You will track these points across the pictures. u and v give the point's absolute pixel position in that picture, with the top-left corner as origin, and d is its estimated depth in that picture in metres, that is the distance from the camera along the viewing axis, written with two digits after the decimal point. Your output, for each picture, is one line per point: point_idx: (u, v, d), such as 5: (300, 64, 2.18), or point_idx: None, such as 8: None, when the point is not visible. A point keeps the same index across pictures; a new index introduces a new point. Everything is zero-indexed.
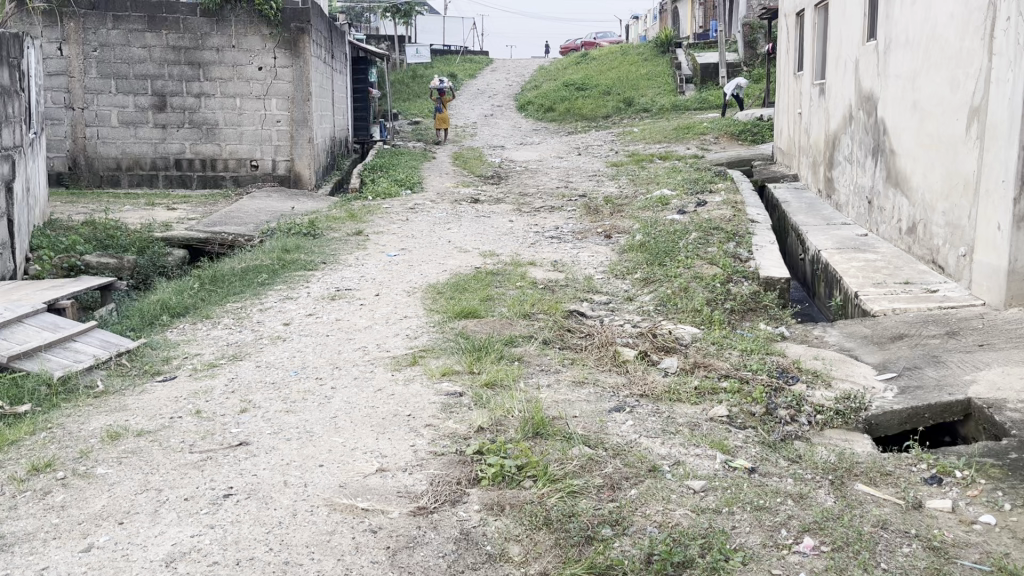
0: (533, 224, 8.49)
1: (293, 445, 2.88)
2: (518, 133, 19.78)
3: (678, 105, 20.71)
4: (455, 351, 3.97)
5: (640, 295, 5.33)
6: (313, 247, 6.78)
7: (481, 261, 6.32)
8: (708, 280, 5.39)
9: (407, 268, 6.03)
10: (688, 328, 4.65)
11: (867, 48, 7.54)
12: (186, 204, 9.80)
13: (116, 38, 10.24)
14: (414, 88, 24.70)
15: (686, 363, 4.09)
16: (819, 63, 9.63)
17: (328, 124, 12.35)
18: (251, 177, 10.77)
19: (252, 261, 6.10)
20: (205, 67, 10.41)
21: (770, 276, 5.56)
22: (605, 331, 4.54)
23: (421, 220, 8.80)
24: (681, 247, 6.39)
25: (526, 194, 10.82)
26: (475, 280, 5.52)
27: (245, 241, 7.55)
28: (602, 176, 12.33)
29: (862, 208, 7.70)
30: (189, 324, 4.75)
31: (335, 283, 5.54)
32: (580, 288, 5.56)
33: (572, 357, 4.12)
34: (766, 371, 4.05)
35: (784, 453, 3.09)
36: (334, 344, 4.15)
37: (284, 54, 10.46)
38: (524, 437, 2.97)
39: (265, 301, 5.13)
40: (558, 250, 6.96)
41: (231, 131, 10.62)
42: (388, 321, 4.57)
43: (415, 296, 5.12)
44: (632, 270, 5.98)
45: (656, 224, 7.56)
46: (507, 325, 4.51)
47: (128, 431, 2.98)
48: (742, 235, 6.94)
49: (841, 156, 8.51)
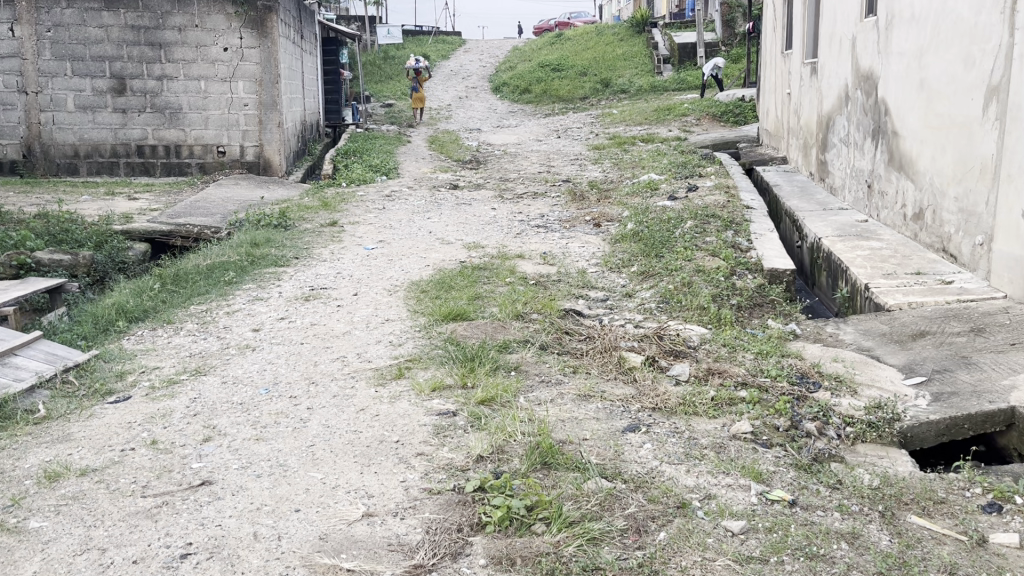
0: (517, 211, 8.10)
1: (264, 484, 2.48)
2: (494, 115, 19.31)
3: (656, 86, 20.32)
4: (445, 361, 3.57)
5: (639, 291, 4.97)
6: (285, 241, 6.34)
7: (466, 254, 5.92)
8: (711, 273, 5.04)
9: (387, 263, 5.61)
10: (694, 329, 4.29)
11: (866, 24, 7.20)
12: (148, 193, 9.28)
13: (71, 18, 9.67)
14: (387, 70, 24.12)
15: (699, 370, 3.73)
16: (811, 40, 9.30)
17: (298, 107, 11.83)
18: (218, 163, 10.25)
19: (219, 257, 5.65)
20: (167, 48, 9.84)
21: (775, 267, 5.22)
22: (607, 334, 4.16)
23: (399, 208, 8.37)
24: (677, 236, 6.03)
25: (507, 180, 10.40)
26: (461, 276, 5.12)
27: (211, 233, 7.07)
28: (585, 159, 11.94)
29: (860, 192, 7.39)
30: (147, 330, 4.32)
31: (308, 281, 5.12)
32: (574, 283, 5.18)
33: (574, 365, 3.74)
34: (786, 378, 3.70)
35: (823, 478, 2.73)
36: (309, 353, 3.73)
37: (250, 34, 9.90)
38: (530, 469, 2.57)
39: (232, 303, 4.71)
40: (546, 241, 6.57)
41: (196, 116, 10.08)
42: (368, 325, 4.16)
43: (397, 296, 4.71)
44: (627, 263, 5.61)
45: (647, 211, 7.21)
46: (500, 328, 4.12)
47: (70, 470, 2.56)
48: (739, 224, 6.58)
49: (836, 138, 8.20)
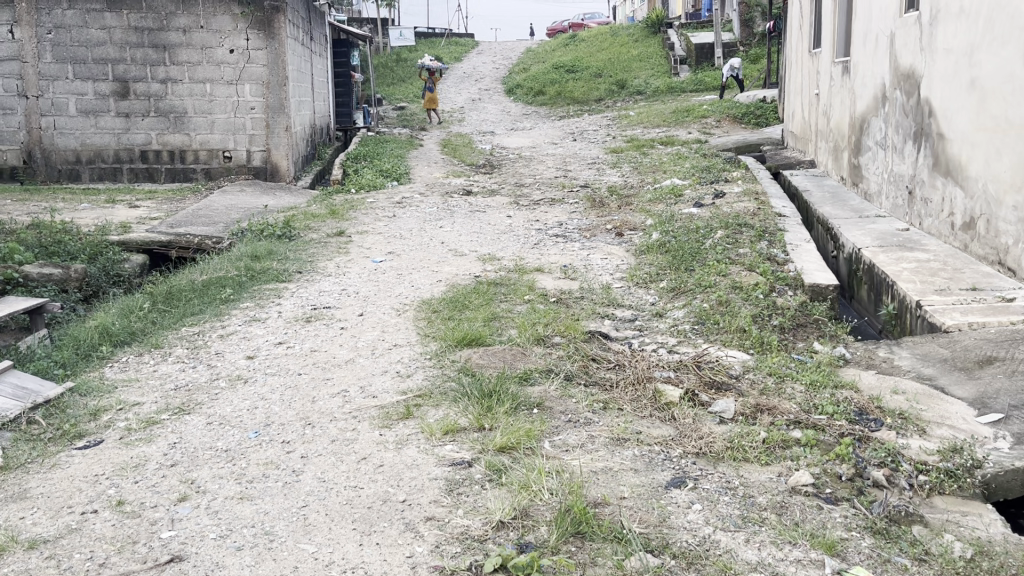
0: (533, 219, 7.70)
1: (245, 560, 2.09)
2: (508, 118, 18.93)
3: (673, 88, 19.87)
4: (459, 396, 3.16)
5: (671, 309, 4.54)
6: (288, 253, 5.95)
7: (480, 268, 5.52)
8: (749, 290, 4.62)
9: (396, 278, 5.21)
10: (735, 355, 3.88)
11: (906, 20, 6.76)
12: (150, 200, 8.94)
13: (73, 19, 9.34)
14: (399, 72, 23.77)
15: (745, 405, 3.31)
16: (842, 39, 8.85)
17: (306, 110, 11.47)
18: (224, 169, 9.90)
19: (216, 271, 5.26)
20: (171, 50, 9.50)
21: (817, 282, 4.80)
22: (638, 361, 3.75)
23: (410, 216, 7.98)
24: (708, 248, 5.61)
25: (522, 185, 10.01)
26: (476, 293, 4.72)
27: (212, 244, 6.70)
28: (603, 163, 11.52)
29: (899, 199, 6.95)
30: (132, 357, 3.94)
31: (311, 299, 4.73)
32: (598, 301, 4.76)
33: (603, 400, 3.32)
34: (845, 415, 3.27)
35: (906, 548, 2.31)
36: (307, 386, 3.34)
37: (257, 35, 9.55)
38: (561, 541, 2.17)
39: (227, 325, 4.33)
40: (566, 252, 6.16)
41: (201, 120, 9.72)
42: (373, 352, 3.76)
43: (406, 316, 4.31)
44: (655, 277, 5.19)
45: (672, 220, 6.78)
46: (519, 354, 3.70)
47: (16, 542, 2.18)
48: (773, 233, 6.15)
49: (870, 141, 7.76)
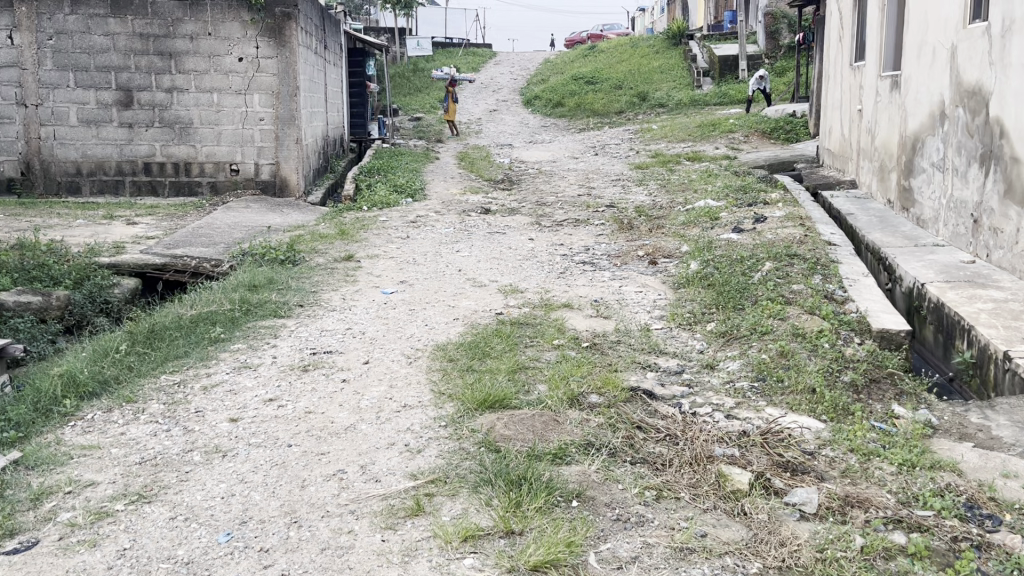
0: (557, 242, 7.15)
1: None
2: (526, 130, 18.41)
3: (695, 101, 19.29)
4: (481, 484, 2.59)
5: (722, 360, 3.95)
6: (290, 281, 5.40)
7: (502, 302, 4.96)
8: (813, 339, 4.03)
9: (408, 314, 4.64)
10: (807, 423, 3.29)
11: (972, 32, 6.17)
12: (151, 216, 8.43)
13: (75, 25, 8.86)
14: (415, 82, 23.28)
15: (830, 496, 2.72)
16: (891, 51, 8.25)
17: (319, 122, 10.98)
18: (231, 183, 9.38)
19: (207, 304, 4.70)
20: (177, 58, 9.00)
21: (885, 327, 4.23)
22: (694, 432, 3.15)
23: (424, 237, 7.44)
24: (757, 284, 5.02)
25: (544, 203, 9.44)
26: (499, 335, 4.15)
27: (210, 267, 6.15)
28: (627, 180, 10.95)
29: (962, 226, 6.34)
30: (100, 413, 3.38)
31: (311, 341, 4.17)
32: (638, 347, 4.16)
33: (657, 486, 2.74)
34: (954, 511, 2.66)
35: None
36: (297, 464, 2.76)
37: (267, 43, 9.05)
38: None
39: (213, 373, 3.77)
40: (596, 283, 5.58)
41: (208, 131, 9.21)
42: (379, 416, 3.17)
43: (419, 366, 3.74)
44: (700, 318, 4.60)
45: (712, 248, 6.19)
46: (551, 422, 3.10)
47: None
48: (826, 265, 5.54)
49: (925, 162, 7.16)
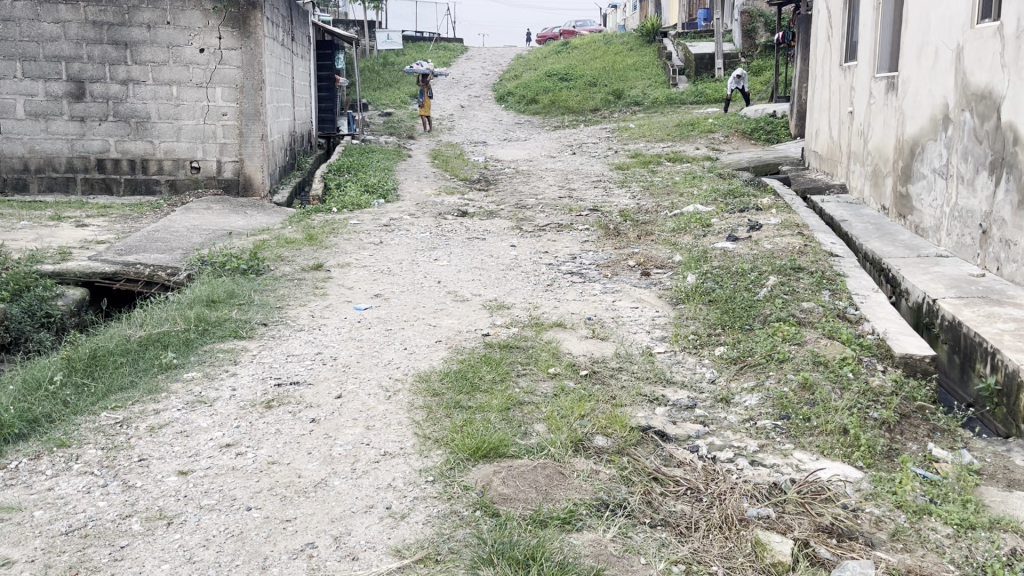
0: (541, 249, 6.73)
1: None
2: (500, 127, 17.96)
3: (672, 100, 18.94)
4: (479, 564, 2.16)
5: (738, 393, 3.54)
6: (252, 294, 4.91)
7: (488, 320, 4.53)
8: (835, 367, 3.64)
9: (384, 336, 4.18)
10: (845, 472, 2.89)
11: (981, 32, 5.83)
12: (104, 217, 7.86)
13: (23, 11, 8.26)
14: (386, 77, 22.74)
15: (888, 571, 2.32)
16: (886, 51, 7.92)
17: (286, 117, 10.43)
18: (191, 181, 8.79)
19: (158, 323, 4.20)
20: (133, 48, 8.39)
21: (908, 352, 3.86)
22: (721, 486, 2.75)
23: (399, 243, 6.98)
24: (764, 301, 4.63)
25: (524, 206, 8.99)
26: (487, 362, 3.72)
27: (166, 276, 5.64)
28: (608, 181, 10.55)
29: (968, 237, 6.02)
30: (25, 461, 2.89)
31: (275, 369, 3.69)
32: (642, 376, 3.74)
33: (685, 558, 2.33)
34: None
35: None
36: (258, 537, 2.31)
37: (231, 33, 8.46)
38: None
39: (161, 410, 3.28)
40: (587, 298, 5.15)
41: (166, 126, 8.61)
42: (354, 469, 2.71)
43: (399, 401, 3.29)
44: (706, 341, 4.21)
45: (707, 259, 5.81)
46: (557, 476, 2.67)
47: None
48: (833, 279, 5.15)
49: (926, 168, 6.83)
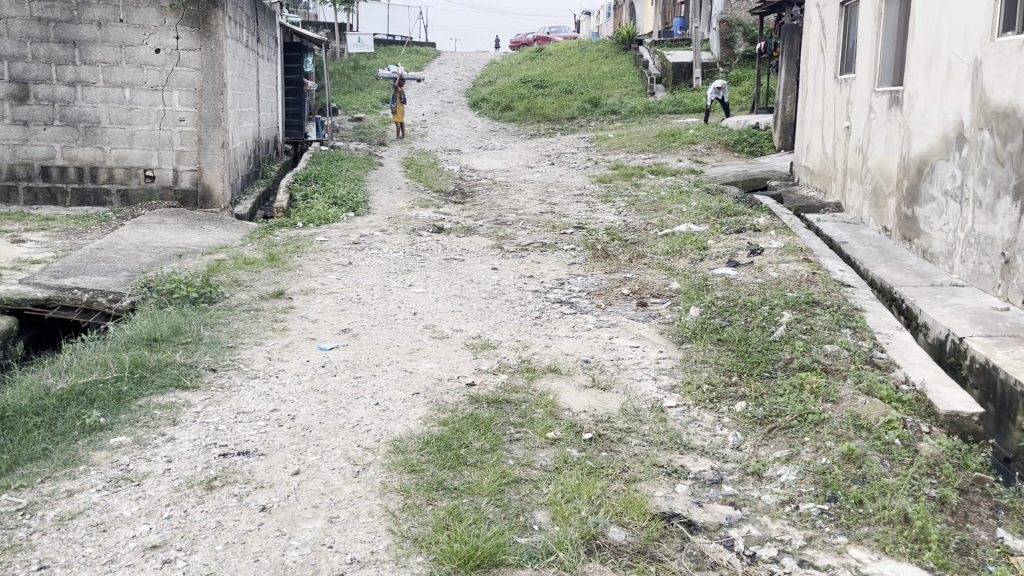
0: (525, 273, 6.18)
1: None
2: (475, 134, 17.39)
3: (649, 109, 18.53)
4: None
5: (771, 465, 3.02)
6: (202, 330, 4.29)
7: (472, 364, 3.96)
8: (880, 432, 3.12)
9: (352, 387, 3.59)
10: None
11: (1003, 45, 5.38)
12: (44, 231, 7.17)
13: None
14: (357, 81, 22.07)
15: None
16: (888, 63, 7.47)
17: (249, 123, 9.76)
18: (144, 191, 8.08)
19: (86, 369, 3.57)
20: (82, 47, 7.69)
21: (954, 408, 3.35)
22: None
23: (368, 264, 6.38)
24: (782, 343, 4.11)
25: (503, 221, 8.43)
26: (473, 423, 3.15)
27: (108, 302, 4.94)
28: (591, 195, 10.04)
29: (988, 265, 5.56)
30: None
31: (219, 433, 3.08)
32: (655, 440, 3.19)
33: None
34: None
35: None
36: None
37: (189, 33, 7.78)
38: None
39: (75, 492, 2.66)
40: (581, 334, 4.61)
41: (118, 132, 7.90)
42: None
43: (370, 480, 2.71)
44: (724, 392, 3.68)
45: (710, 288, 5.29)
46: None
47: None
48: (850, 314, 4.64)
49: (936, 189, 6.37)
